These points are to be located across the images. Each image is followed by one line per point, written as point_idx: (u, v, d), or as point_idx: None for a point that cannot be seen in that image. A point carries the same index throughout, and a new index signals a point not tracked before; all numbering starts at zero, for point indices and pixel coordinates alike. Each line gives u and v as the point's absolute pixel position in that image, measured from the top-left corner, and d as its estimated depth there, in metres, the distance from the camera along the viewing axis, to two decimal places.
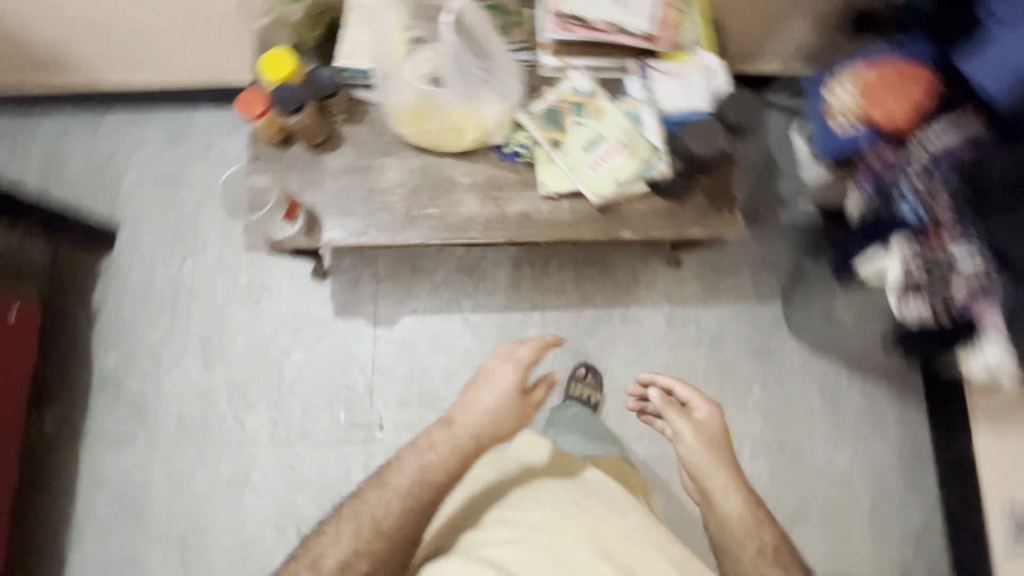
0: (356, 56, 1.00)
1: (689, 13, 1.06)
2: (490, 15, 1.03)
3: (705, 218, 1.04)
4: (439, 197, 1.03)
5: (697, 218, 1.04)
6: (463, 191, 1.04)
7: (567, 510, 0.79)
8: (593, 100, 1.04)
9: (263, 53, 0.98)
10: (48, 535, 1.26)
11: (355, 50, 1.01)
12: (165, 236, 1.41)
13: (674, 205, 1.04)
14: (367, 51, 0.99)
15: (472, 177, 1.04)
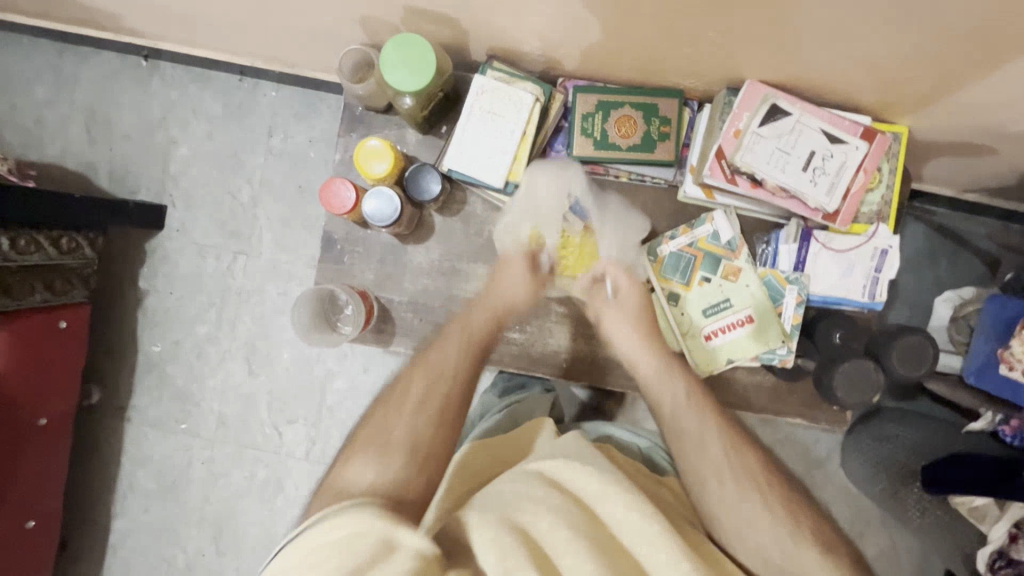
0: (467, 147, 0.82)
1: (887, 172, 0.82)
2: (636, 123, 0.84)
3: (813, 410, 0.87)
4: (528, 322, 0.92)
5: (803, 409, 0.87)
6: (556, 321, 0.92)
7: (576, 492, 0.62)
8: (733, 258, 0.87)
9: (365, 140, 0.81)
10: (97, 492, 1.35)
11: (467, 137, 0.82)
12: (217, 224, 1.30)
13: (781, 386, 0.88)
14: (482, 146, 0.82)
15: (569, 307, 0.92)
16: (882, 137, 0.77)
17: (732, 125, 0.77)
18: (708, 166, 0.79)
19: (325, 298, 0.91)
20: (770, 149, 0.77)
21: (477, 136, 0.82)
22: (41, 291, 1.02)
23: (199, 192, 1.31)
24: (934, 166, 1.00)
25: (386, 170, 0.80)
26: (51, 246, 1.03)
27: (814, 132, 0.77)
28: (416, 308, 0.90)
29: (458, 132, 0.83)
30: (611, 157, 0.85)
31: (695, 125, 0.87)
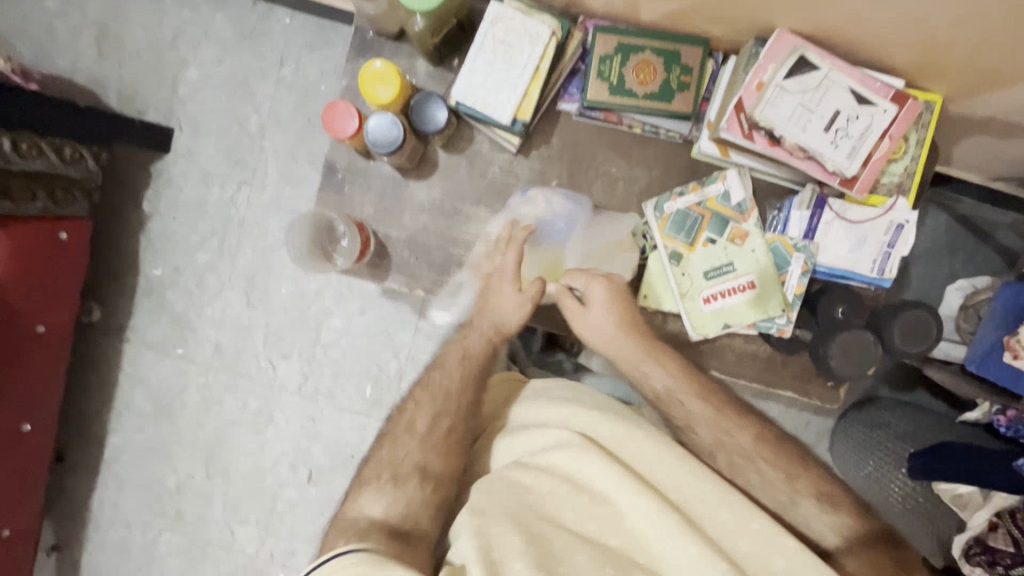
0: (476, 81, 0.79)
1: (913, 141, 0.78)
2: (656, 72, 0.81)
3: (805, 383, 0.86)
4: None
5: (794, 381, 0.86)
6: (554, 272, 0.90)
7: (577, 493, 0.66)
8: (741, 221, 0.84)
9: (370, 61, 0.78)
10: (95, 406, 1.39)
11: (476, 72, 0.79)
12: (223, 152, 1.29)
13: (777, 357, 0.86)
14: (492, 82, 0.79)
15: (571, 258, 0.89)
16: (914, 102, 0.73)
17: (756, 76, 0.74)
18: (725, 119, 0.76)
19: (324, 225, 0.90)
20: (793, 105, 0.73)
21: (489, 69, 0.79)
22: (42, 199, 1.02)
23: (207, 118, 1.29)
24: (963, 146, 0.95)
25: (392, 95, 0.77)
26: (54, 154, 1.03)
27: (842, 91, 0.73)
28: (413, 246, 0.89)
29: (469, 63, 0.79)
30: (625, 103, 0.82)
31: (718, 77, 0.83)
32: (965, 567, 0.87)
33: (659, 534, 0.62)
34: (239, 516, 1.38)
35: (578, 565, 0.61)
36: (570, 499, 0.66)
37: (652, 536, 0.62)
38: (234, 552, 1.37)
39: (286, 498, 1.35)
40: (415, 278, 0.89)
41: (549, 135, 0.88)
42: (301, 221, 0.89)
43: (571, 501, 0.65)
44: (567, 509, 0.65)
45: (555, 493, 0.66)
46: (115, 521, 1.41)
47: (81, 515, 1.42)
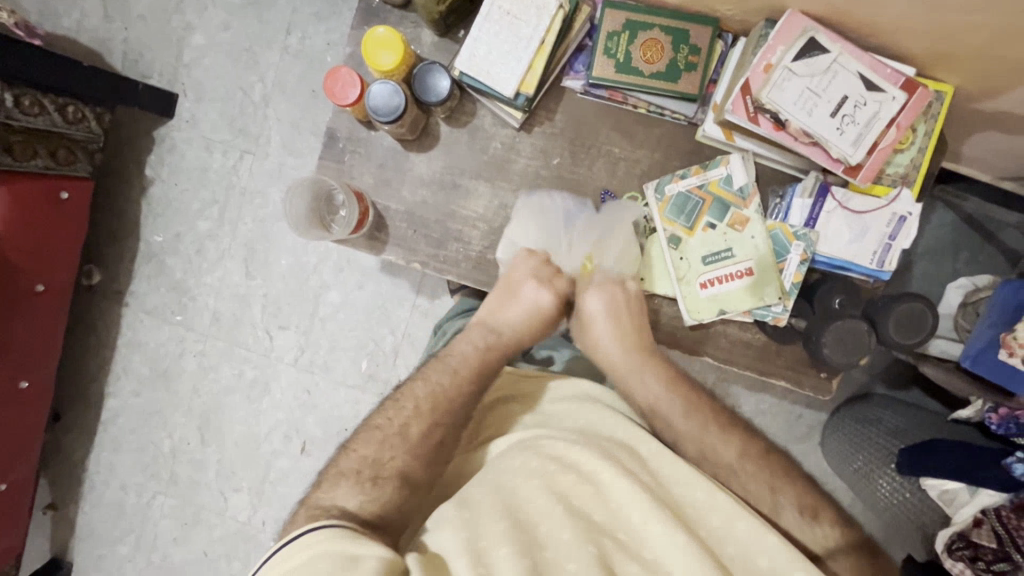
0: (481, 52, 0.78)
1: (921, 132, 0.77)
2: (663, 51, 0.80)
3: (797, 373, 0.86)
4: None
5: (787, 371, 0.86)
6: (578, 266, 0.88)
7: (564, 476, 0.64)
8: (742, 207, 0.83)
9: (374, 27, 0.77)
10: (94, 368, 1.40)
11: (481, 43, 0.78)
12: (226, 119, 1.28)
13: (771, 345, 0.86)
14: (496, 53, 0.78)
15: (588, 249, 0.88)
16: (924, 91, 0.72)
17: (765, 58, 0.73)
18: (731, 100, 0.75)
19: (324, 192, 0.90)
20: (801, 88, 0.72)
21: (494, 41, 0.78)
22: (43, 157, 1.02)
23: (211, 84, 1.28)
24: (972, 141, 0.94)
25: (394, 62, 0.76)
26: (56, 112, 1.03)
27: (851, 76, 0.72)
28: (411, 219, 0.89)
29: (474, 34, 0.79)
30: (630, 81, 0.81)
31: (726, 59, 0.81)
32: (949, 561, 0.87)
33: (645, 518, 0.59)
34: (231, 483, 1.40)
35: (563, 542, 0.57)
36: (559, 479, 0.64)
37: (637, 520, 0.60)
38: (226, 518, 1.39)
39: (279, 466, 1.37)
40: (412, 251, 0.88)
41: (553, 111, 0.87)
42: (300, 185, 0.88)
43: (559, 479, 0.64)
44: (557, 486, 0.63)
45: (544, 472, 0.65)
46: (110, 482, 1.43)
47: (78, 474, 1.44)
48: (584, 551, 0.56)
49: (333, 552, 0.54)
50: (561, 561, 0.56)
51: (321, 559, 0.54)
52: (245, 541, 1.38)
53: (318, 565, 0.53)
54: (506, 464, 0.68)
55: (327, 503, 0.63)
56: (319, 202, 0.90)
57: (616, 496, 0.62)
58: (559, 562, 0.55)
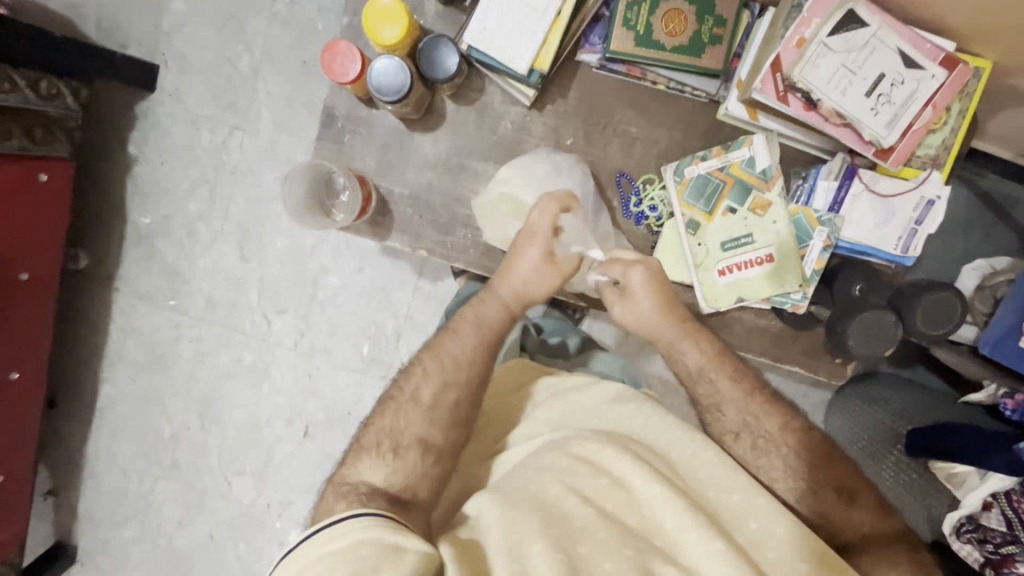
0: (490, 24, 0.73)
1: (956, 111, 0.73)
2: (688, 21, 0.74)
3: (814, 361, 0.85)
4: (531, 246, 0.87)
5: (803, 358, 0.85)
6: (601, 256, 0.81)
7: (591, 475, 0.63)
8: (765, 190, 0.80)
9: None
10: (87, 354, 1.36)
11: (490, 14, 0.73)
12: (212, 92, 1.20)
13: (789, 332, 0.84)
14: (508, 26, 0.72)
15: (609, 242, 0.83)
16: (965, 67, 0.67)
17: (798, 32, 0.68)
18: (760, 78, 0.70)
19: (324, 176, 0.85)
20: (836, 65, 0.68)
21: (505, 12, 0.72)
22: (19, 137, 0.95)
23: (195, 55, 1.20)
24: (999, 119, 0.90)
25: (398, 36, 0.70)
26: (30, 89, 0.95)
27: (889, 52, 0.67)
28: (417, 204, 0.84)
29: (486, 4, 0.73)
30: (651, 56, 0.75)
31: (752, 32, 0.76)
32: (955, 543, 0.89)
33: (679, 526, 0.58)
34: (234, 467, 1.39)
35: (597, 544, 0.56)
36: (587, 480, 0.62)
37: (670, 530, 0.59)
38: (230, 501, 1.39)
39: (283, 451, 1.36)
40: (417, 237, 0.84)
41: (566, 88, 0.81)
42: (298, 171, 0.82)
43: (588, 482, 0.62)
44: (585, 488, 0.61)
45: (575, 472, 0.63)
46: (111, 468, 1.42)
47: (76, 460, 1.42)
48: (622, 555, 0.55)
49: (373, 539, 0.54)
50: (597, 560, 0.55)
51: (359, 543, 0.53)
52: (251, 524, 1.38)
53: (359, 551, 0.53)
54: (535, 462, 0.66)
55: (354, 479, 0.64)
56: (318, 187, 0.85)
57: (645, 500, 0.61)
58: (597, 562, 0.55)
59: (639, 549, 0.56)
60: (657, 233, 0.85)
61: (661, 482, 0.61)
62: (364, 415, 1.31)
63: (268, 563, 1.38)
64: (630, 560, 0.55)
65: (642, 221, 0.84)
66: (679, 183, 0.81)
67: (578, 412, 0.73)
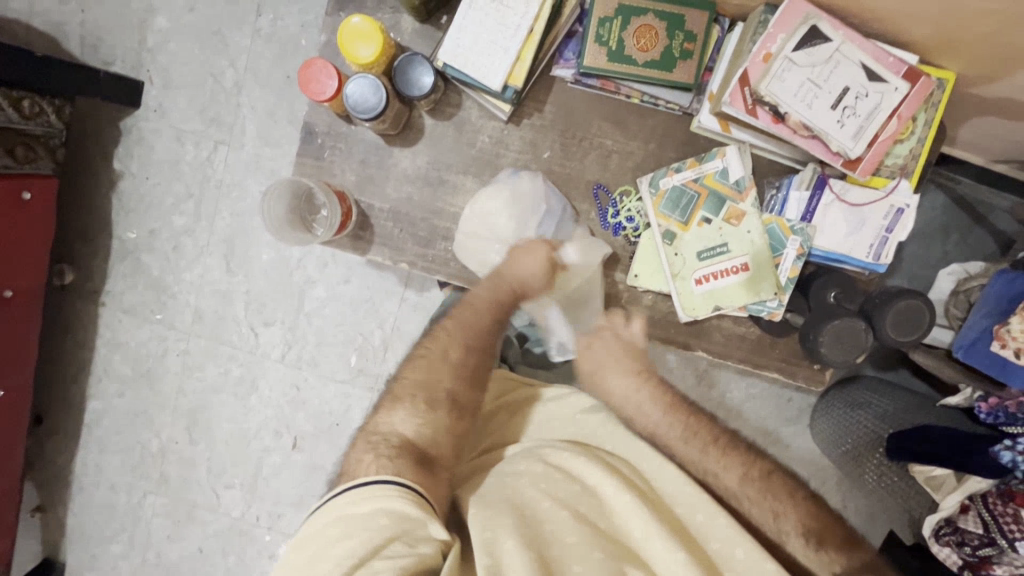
0: (464, 41, 0.74)
1: (922, 121, 0.75)
2: (659, 35, 0.76)
3: (791, 368, 0.86)
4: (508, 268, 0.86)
5: (780, 364, 0.86)
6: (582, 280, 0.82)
7: (564, 482, 0.65)
8: (738, 200, 0.81)
9: (348, 17, 0.72)
10: (74, 369, 1.36)
11: (464, 31, 0.74)
12: (196, 108, 1.21)
13: (766, 340, 0.86)
14: (481, 42, 0.74)
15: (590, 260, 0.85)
16: (927, 80, 0.69)
17: (764, 46, 0.69)
18: (728, 92, 0.72)
19: (306, 192, 0.86)
20: (802, 79, 0.69)
21: (479, 29, 0.73)
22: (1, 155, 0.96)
23: (179, 71, 1.20)
24: (967, 127, 0.92)
25: (373, 54, 0.72)
26: (12, 108, 0.96)
27: (853, 66, 0.69)
28: (397, 217, 0.85)
29: (460, 21, 0.74)
30: (623, 70, 0.77)
31: (723, 46, 0.78)
32: (936, 547, 0.89)
33: (647, 533, 0.60)
34: (223, 480, 1.39)
35: (569, 546, 0.58)
36: (560, 485, 0.64)
37: (638, 536, 0.61)
38: (219, 515, 1.39)
39: (271, 463, 1.36)
40: (398, 250, 0.85)
41: (542, 102, 0.83)
42: (279, 186, 0.83)
43: (564, 489, 0.64)
44: (561, 492, 0.63)
45: (548, 478, 0.65)
46: (98, 483, 1.41)
47: (64, 476, 1.42)
48: (593, 557, 0.57)
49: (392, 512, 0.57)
50: (569, 561, 0.56)
51: (378, 513, 0.56)
52: (240, 537, 1.38)
53: (376, 519, 0.56)
54: (512, 469, 0.68)
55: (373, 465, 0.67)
56: (299, 203, 0.86)
57: (616, 509, 0.63)
58: (567, 564, 0.56)
59: (613, 554, 0.58)
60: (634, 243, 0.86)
61: (630, 490, 0.64)
62: (352, 425, 1.32)
63: None
64: (602, 564, 0.56)
65: (620, 232, 0.85)
66: (655, 194, 0.82)
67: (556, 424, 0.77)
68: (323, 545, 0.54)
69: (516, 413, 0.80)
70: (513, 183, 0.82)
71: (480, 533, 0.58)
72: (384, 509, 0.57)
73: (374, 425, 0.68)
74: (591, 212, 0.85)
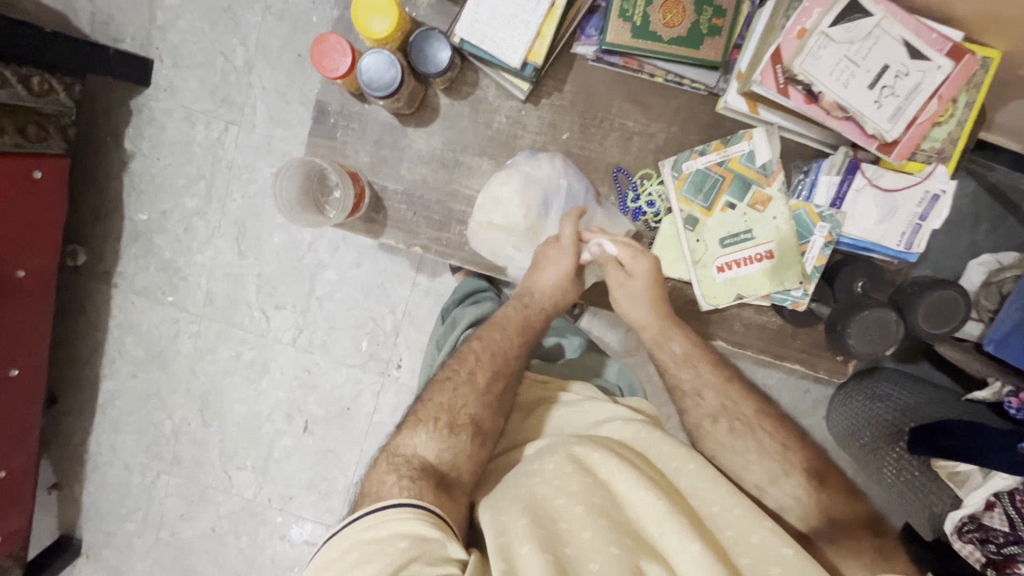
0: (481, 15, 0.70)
1: (962, 103, 0.71)
2: (686, 11, 0.72)
3: (812, 359, 0.84)
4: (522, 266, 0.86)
5: (801, 353, 0.84)
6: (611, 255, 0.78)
7: (577, 478, 0.63)
8: (765, 185, 0.78)
9: None
10: (88, 350, 1.37)
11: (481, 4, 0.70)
12: (206, 87, 1.19)
13: (788, 329, 0.84)
14: (500, 15, 0.70)
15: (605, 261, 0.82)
16: (972, 58, 0.65)
17: (798, 22, 0.66)
18: (759, 70, 0.68)
19: (316, 171, 0.83)
20: (838, 56, 0.66)
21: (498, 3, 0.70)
22: (12, 134, 0.94)
23: (189, 49, 1.18)
24: (1006, 110, 0.88)
25: (388, 28, 0.69)
26: (21, 85, 0.94)
27: (893, 43, 0.65)
28: (411, 200, 0.83)
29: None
30: (648, 47, 0.73)
31: (753, 22, 0.74)
32: (958, 543, 0.88)
33: (662, 527, 0.58)
34: (236, 461, 1.40)
35: (584, 544, 0.56)
36: (574, 480, 0.63)
37: (654, 530, 0.59)
38: (232, 495, 1.40)
39: (283, 445, 1.36)
40: (411, 233, 0.83)
41: (562, 81, 0.80)
42: (290, 167, 0.81)
43: (577, 483, 0.62)
44: (574, 488, 0.62)
45: (560, 474, 0.63)
46: (113, 462, 1.43)
47: (79, 454, 1.43)
48: (607, 553, 0.55)
49: (406, 531, 0.56)
50: (583, 561, 0.55)
51: (397, 535, 0.56)
52: (253, 517, 1.39)
53: (395, 543, 0.55)
54: (526, 471, 0.67)
55: (395, 458, 0.66)
56: (310, 183, 0.84)
57: (631, 503, 0.61)
58: (582, 562, 0.55)
59: (629, 548, 0.56)
60: (654, 228, 0.84)
61: (646, 484, 0.61)
62: (362, 409, 1.32)
63: (270, 556, 1.39)
64: (617, 559, 0.54)
65: (639, 217, 0.83)
66: (678, 179, 0.79)
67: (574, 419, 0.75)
68: (342, 572, 0.54)
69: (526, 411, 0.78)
70: (533, 166, 0.79)
71: (493, 537, 0.58)
72: (400, 533, 0.56)
73: (395, 446, 0.68)
74: (610, 196, 0.82)
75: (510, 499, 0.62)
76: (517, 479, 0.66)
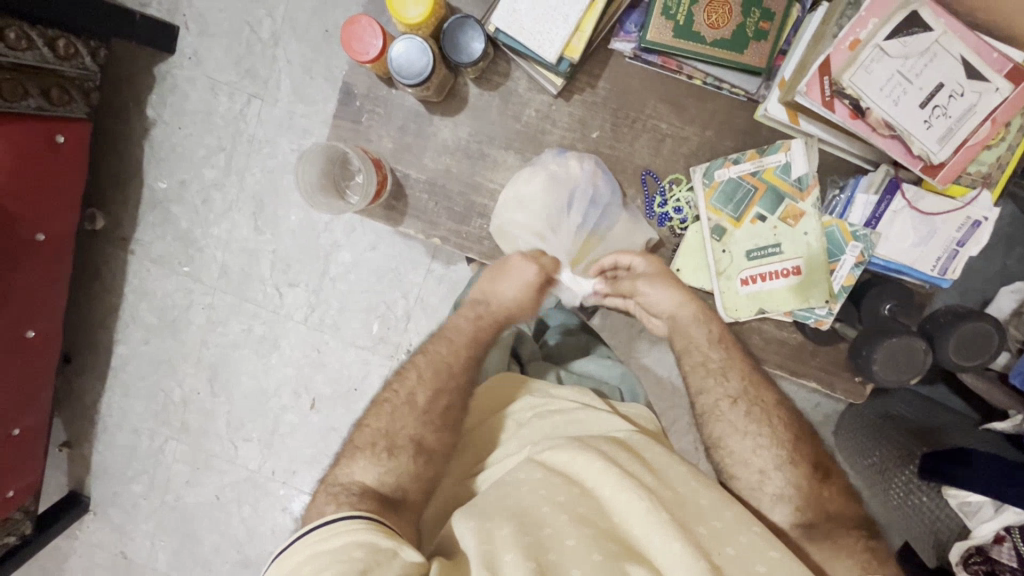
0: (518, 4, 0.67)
1: (1015, 129, 0.68)
2: (732, 11, 0.69)
3: (826, 377, 0.83)
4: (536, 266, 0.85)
5: (818, 372, 0.82)
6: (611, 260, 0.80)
7: (562, 486, 0.63)
8: (799, 199, 0.75)
9: None
10: (102, 314, 1.38)
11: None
12: (231, 57, 1.17)
13: (806, 346, 0.82)
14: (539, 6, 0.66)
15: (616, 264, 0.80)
16: None
17: (852, 32, 0.63)
18: (806, 79, 0.65)
19: (335, 157, 0.82)
20: (890, 72, 0.63)
21: None
22: (36, 97, 0.91)
23: (215, 18, 1.15)
24: None
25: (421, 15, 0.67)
26: (47, 48, 0.90)
27: (951, 60, 0.62)
28: (433, 190, 0.81)
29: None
30: (690, 49, 0.71)
31: (802, 28, 0.71)
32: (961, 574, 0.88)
33: (649, 531, 0.58)
34: (242, 432, 1.42)
35: (569, 550, 0.56)
36: (560, 489, 0.62)
37: (638, 534, 0.59)
38: (237, 465, 1.43)
39: (289, 420, 1.38)
40: (431, 223, 0.82)
41: (596, 77, 0.77)
42: (312, 152, 0.79)
43: (562, 490, 0.62)
44: (561, 496, 0.61)
45: (548, 481, 0.63)
46: (122, 424, 1.46)
47: (91, 415, 1.46)
48: (591, 559, 0.55)
49: (365, 542, 0.56)
50: (567, 566, 0.54)
51: (351, 544, 0.56)
52: (256, 488, 1.42)
53: (351, 553, 0.55)
54: (513, 474, 0.66)
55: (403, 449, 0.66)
56: (328, 168, 0.83)
57: (616, 508, 0.61)
58: (565, 566, 0.54)
59: (613, 554, 0.56)
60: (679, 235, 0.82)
61: (635, 491, 0.61)
62: (368, 391, 1.32)
63: (270, 527, 1.42)
64: (601, 565, 0.54)
65: (665, 222, 0.81)
66: (709, 188, 0.77)
67: (565, 422, 0.74)
68: None
69: (515, 416, 0.78)
70: (561, 165, 0.78)
71: (476, 545, 0.56)
72: (355, 541, 0.56)
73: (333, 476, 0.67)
74: (637, 198, 0.80)
75: (501, 501, 0.63)
76: (505, 481, 0.66)
